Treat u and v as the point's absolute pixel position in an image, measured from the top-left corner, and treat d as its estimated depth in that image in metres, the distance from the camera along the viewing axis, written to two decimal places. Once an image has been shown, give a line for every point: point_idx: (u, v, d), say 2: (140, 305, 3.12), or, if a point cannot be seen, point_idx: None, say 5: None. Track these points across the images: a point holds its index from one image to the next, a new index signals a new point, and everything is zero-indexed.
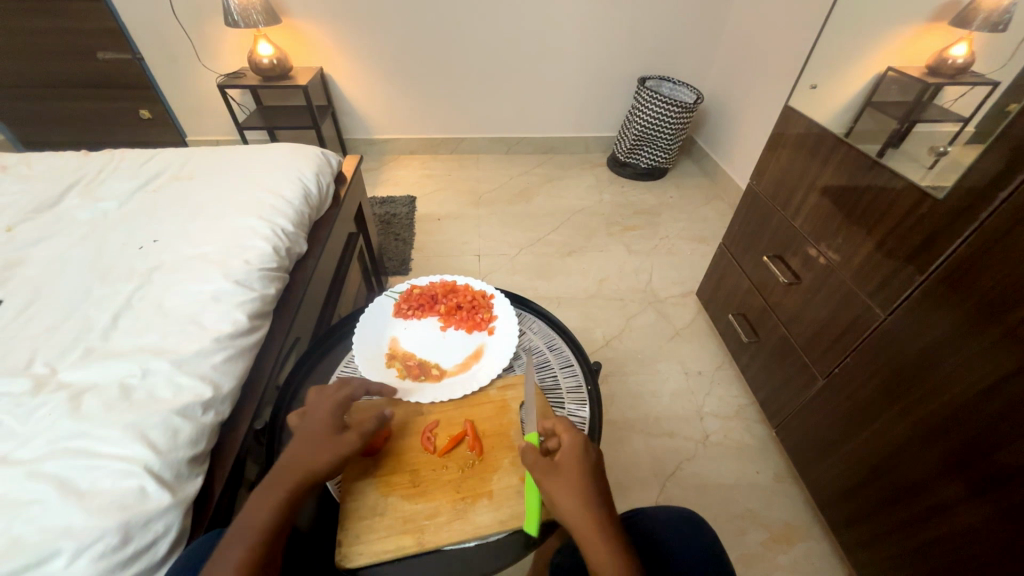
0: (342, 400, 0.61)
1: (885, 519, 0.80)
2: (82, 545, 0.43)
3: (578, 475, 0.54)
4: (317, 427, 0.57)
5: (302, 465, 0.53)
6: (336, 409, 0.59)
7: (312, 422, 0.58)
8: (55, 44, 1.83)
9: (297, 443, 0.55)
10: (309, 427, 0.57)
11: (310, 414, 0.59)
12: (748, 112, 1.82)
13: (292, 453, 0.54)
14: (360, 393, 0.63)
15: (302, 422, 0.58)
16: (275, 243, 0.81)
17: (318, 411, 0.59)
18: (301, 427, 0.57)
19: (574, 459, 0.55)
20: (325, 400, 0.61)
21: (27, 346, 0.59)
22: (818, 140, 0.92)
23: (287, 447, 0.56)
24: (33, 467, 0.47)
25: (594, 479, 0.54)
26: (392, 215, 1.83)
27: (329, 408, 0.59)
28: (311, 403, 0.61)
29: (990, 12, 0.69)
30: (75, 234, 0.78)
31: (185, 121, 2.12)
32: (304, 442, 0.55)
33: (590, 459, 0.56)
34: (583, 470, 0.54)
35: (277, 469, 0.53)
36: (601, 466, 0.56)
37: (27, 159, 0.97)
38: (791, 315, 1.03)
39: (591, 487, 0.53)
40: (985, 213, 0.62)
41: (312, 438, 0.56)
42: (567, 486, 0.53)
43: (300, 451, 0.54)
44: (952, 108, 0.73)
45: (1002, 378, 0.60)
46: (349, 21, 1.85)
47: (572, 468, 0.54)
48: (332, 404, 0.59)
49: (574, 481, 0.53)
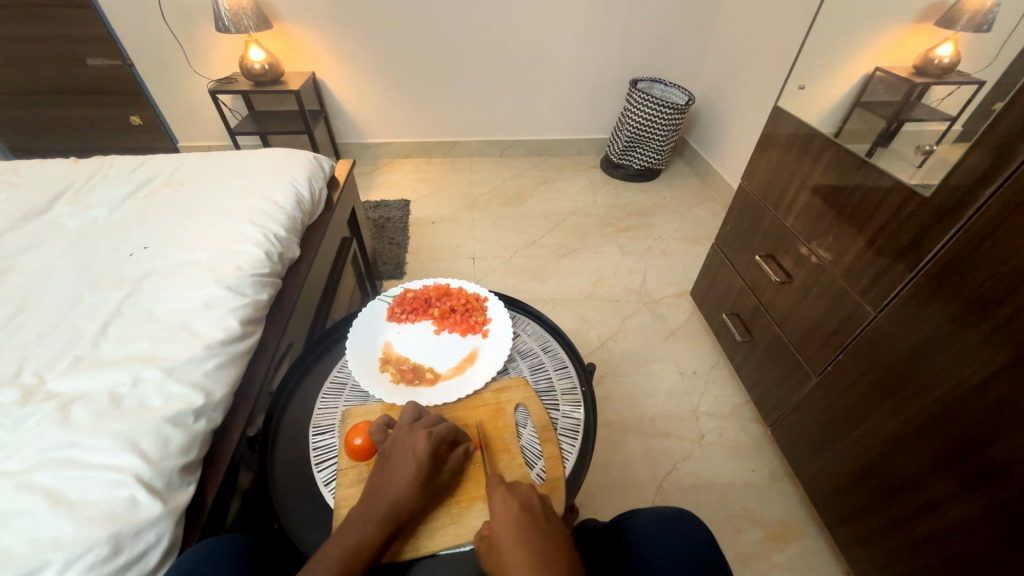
0: (437, 433, 0.59)
1: (879, 515, 0.80)
2: (71, 557, 0.42)
3: (503, 537, 0.50)
4: (409, 461, 0.56)
5: (392, 503, 0.54)
6: (428, 442, 0.58)
7: (404, 456, 0.57)
8: (44, 51, 1.82)
9: (393, 480, 0.55)
10: (400, 462, 0.56)
11: (399, 446, 0.58)
12: (739, 113, 1.84)
13: (388, 490, 0.55)
14: (451, 426, 0.62)
15: (391, 452, 0.58)
16: (267, 248, 0.81)
17: (409, 443, 0.58)
18: (392, 460, 0.57)
19: (499, 522, 0.52)
20: (416, 432, 0.59)
21: (15, 356, 0.58)
22: (807, 140, 0.94)
23: (380, 480, 0.56)
24: (22, 478, 0.46)
25: (523, 530, 0.51)
26: (386, 219, 1.83)
27: (421, 440, 0.58)
28: (399, 432, 0.60)
29: (975, 13, 0.69)
30: (64, 242, 0.77)
31: (176, 127, 2.10)
32: (397, 481, 0.55)
33: (515, 512, 0.52)
34: (507, 528, 0.51)
35: (374, 506, 0.54)
36: (530, 512, 0.53)
37: (16, 167, 0.96)
38: (784, 314, 1.04)
39: (521, 542, 0.50)
40: (972, 210, 0.63)
41: (406, 475, 0.55)
42: (500, 558, 0.50)
43: (397, 488, 0.55)
44: (940, 108, 0.73)
45: (992, 373, 0.60)
46: (341, 25, 1.85)
47: (499, 534, 0.51)
48: (424, 438, 0.58)
49: (503, 547, 0.50)
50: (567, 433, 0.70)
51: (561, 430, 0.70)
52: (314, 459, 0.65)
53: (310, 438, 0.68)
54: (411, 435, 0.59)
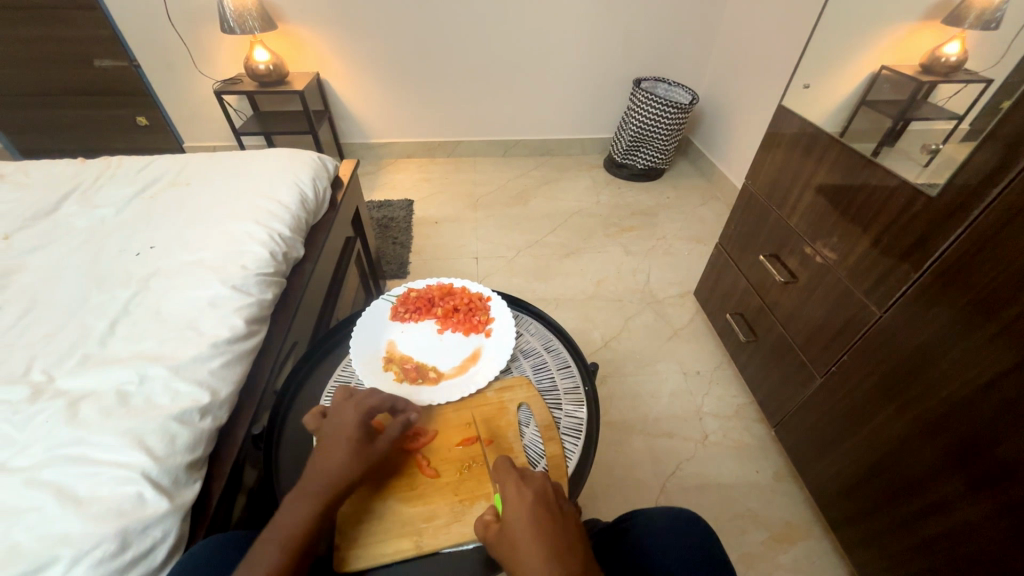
0: (363, 405, 0.61)
1: (885, 517, 0.80)
2: (80, 553, 0.43)
3: (518, 525, 0.51)
4: (341, 435, 0.58)
5: (331, 476, 0.55)
6: (356, 414, 0.60)
7: (337, 430, 0.59)
8: (52, 53, 1.84)
9: (327, 454, 0.56)
10: (335, 437, 0.58)
11: (332, 424, 0.60)
12: (744, 113, 1.83)
13: (323, 465, 0.56)
14: (382, 399, 0.64)
15: (326, 431, 0.60)
16: (272, 247, 0.81)
17: (342, 418, 0.60)
18: (326, 437, 0.59)
19: (513, 511, 0.52)
20: (346, 407, 0.62)
21: (25, 354, 0.59)
22: (812, 139, 0.93)
23: (314, 457, 0.57)
24: (32, 475, 0.47)
25: (539, 519, 0.51)
26: (389, 219, 1.83)
27: (350, 414, 0.60)
28: (331, 412, 0.62)
29: (982, 10, 0.69)
30: (72, 241, 0.78)
31: (182, 127, 2.12)
32: (331, 454, 0.56)
33: (530, 502, 0.52)
34: (521, 516, 0.51)
35: (312, 480, 0.54)
36: (543, 499, 0.53)
37: (25, 167, 0.97)
38: (788, 314, 1.04)
39: (536, 530, 0.50)
40: (979, 210, 0.63)
41: (339, 447, 0.57)
42: (513, 545, 0.50)
43: (332, 461, 0.56)
44: (946, 106, 0.73)
45: (997, 373, 0.60)
46: (345, 26, 1.86)
47: (513, 522, 0.51)
48: (352, 411, 0.61)
49: (518, 534, 0.50)
50: (570, 432, 0.70)
51: (564, 429, 0.70)
52: None
53: (314, 436, 0.68)
54: (342, 412, 0.61)
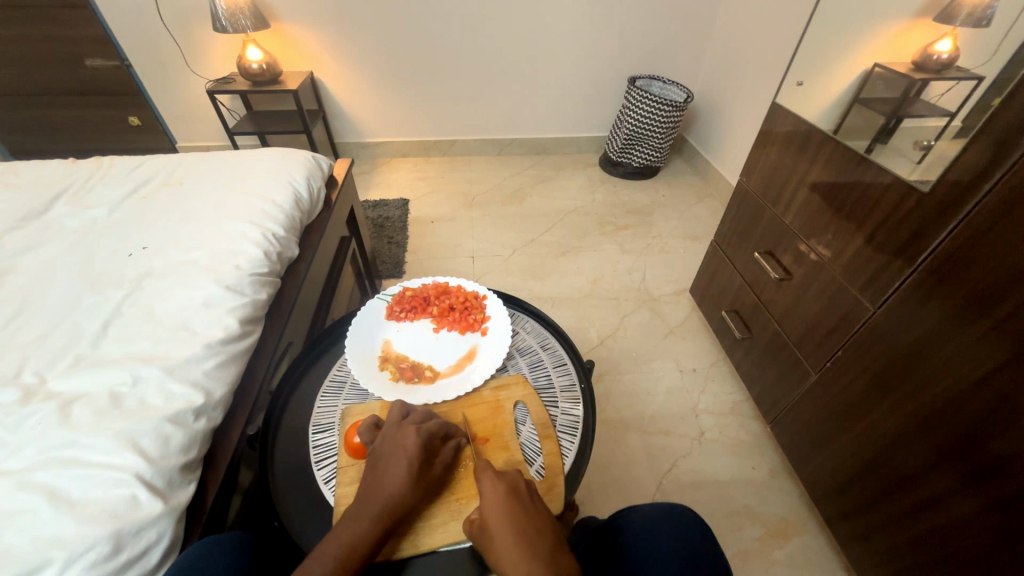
0: (424, 430, 0.59)
1: (879, 511, 0.80)
2: (74, 555, 0.42)
3: (494, 519, 0.52)
4: (400, 459, 0.56)
5: (386, 502, 0.54)
6: (418, 439, 0.58)
7: (394, 453, 0.57)
8: (42, 52, 1.82)
9: (385, 479, 0.56)
10: (392, 460, 0.57)
11: (388, 444, 0.59)
12: (738, 110, 1.84)
13: (382, 489, 0.55)
14: (441, 422, 0.62)
15: (382, 451, 0.58)
16: (266, 248, 0.81)
17: (400, 440, 0.59)
18: (383, 458, 0.57)
19: (489, 504, 0.53)
20: (405, 429, 0.60)
21: (16, 356, 0.58)
22: (806, 136, 0.94)
23: (371, 478, 0.56)
24: (24, 477, 0.46)
25: (513, 511, 0.52)
26: (385, 219, 1.83)
27: (410, 437, 0.58)
28: (388, 429, 0.61)
29: (974, 8, 0.69)
30: (63, 242, 0.77)
31: (175, 127, 2.10)
32: (390, 480, 0.55)
33: (505, 495, 0.54)
34: (497, 510, 0.53)
35: (368, 504, 0.54)
36: (517, 492, 0.55)
37: (15, 168, 0.96)
38: (783, 311, 1.04)
39: (511, 523, 0.51)
40: (971, 206, 0.63)
41: (398, 473, 0.56)
42: (492, 538, 0.51)
43: (391, 486, 0.55)
44: (938, 103, 0.73)
45: (990, 369, 0.60)
46: (339, 25, 1.85)
47: (489, 515, 0.52)
48: (414, 435, 0.58)
49: (495, 528, 0.51)
50: (566, 430, 0.70)
51: (560, 427, 0.70)
52: (314, 458, 0.65)
53: (310, 436, 0.68)
54: (401, 433, 0.59)
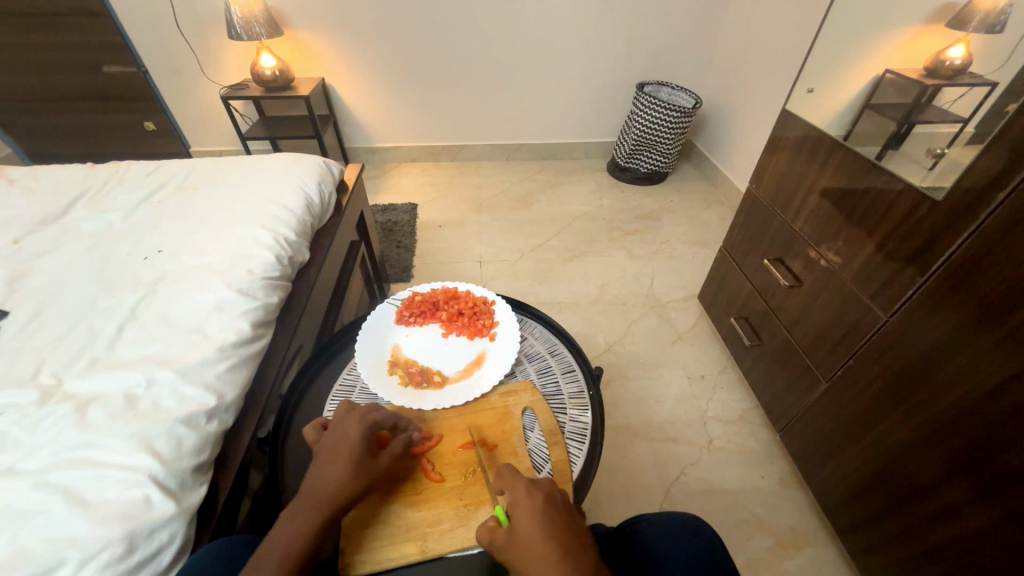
0: (365, 420, 0.61)
1: (892, 523, 0.79)
2: (88, 555, 0.43)
3: (533, 530, 0.50)
4: (342, 449, 0.57)
5: (330, 490, 0.54)
6: (360, 429, 0.59)
7: (338, 444, 0.58)
8: (62, 59, 1.86)
9: (326, 469, 0.56)
10: (335, 450, 0.58)
11: (333, 436, 0.60)
12: (747, 116, 1.83)
13: (324, 479, 0.55)
14: (384, 414, 0.64)
15: (327, 444, 0.59)
16: (277, 252, 0.82)
17: (343, 432, 0.60)
18: (326, 450, 0.58)
19: (526, 515, 0.51)
20: (348, 422, 0.61)
21: (34, 357, 0.60)
22: (816, 143, 0.93)
23: (315, 471, 0.56)
24: (40, 477, 0.47)
25: (551, 522, 0.51)
26: (393, 223, 1.84)
27: (353, 428, 0.60)
28: (333, 424, 0.62)
29: (987, 14, 0.69)
30: (80, 246, 0.79)
31: (189, 132, 2.14)
32: (332, 469, 0.56)
33: (542, 506, 0.52)
34: (535, 520, 0.51)
35: (312, 495, 0.54)
36: (555, 505, 0.53)
37: (35, 172, 0.98)
38: (793, 318, 1.03)
39: (551, 534, 0.50)
40: (984, 214, 0.62)
41: (341, 462, 0.56)
42: (527, 550, 0.49)
43: (334, 475, 0.55)
44: (951, 110, 0.73)
45: (1004, 379, 0.60)
46: (351, 32, 1.87)
47: (526, 527, 0.50)
48: (356, 425, 0.60)
49: (530, 541, 0.49)
50: (574, 437, 0.70)
51: (568, 433, 0.70)
52: None
53: None
54: (344, 425, 0.61)
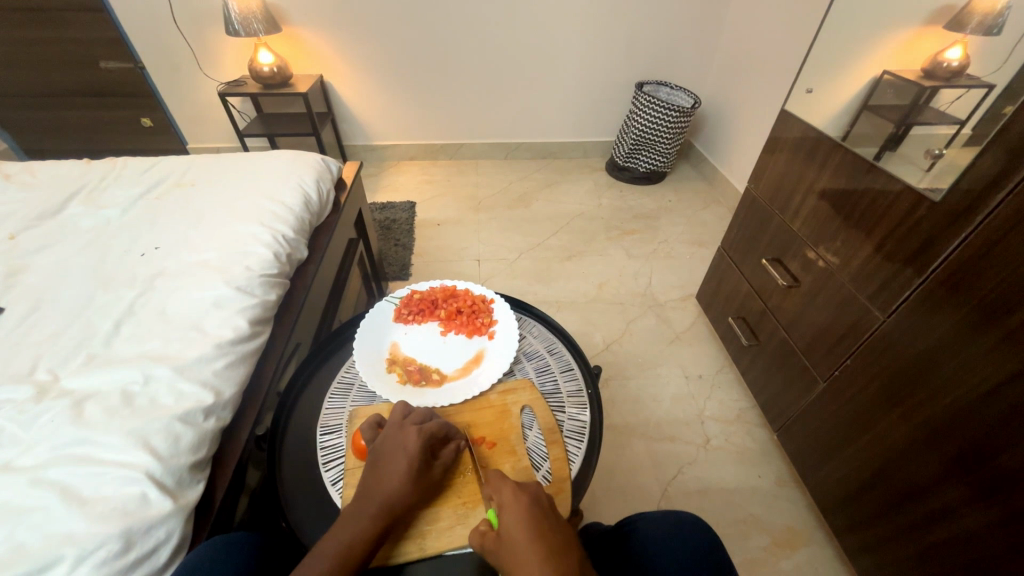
0: (425, 429, 0.60)
1: (888, 522, 0.80)
2: (84, 552, 0.43)
3: (518, 533, 0.50)
4: (399, 458, 0.57)
5: (385, 498, 0.55)
6: (420, 439, 0.59)
7: (395, 452, 0.58)
8: (58, 54, 1.85)
9: (384, 478, 0.56)
10: (392, 458, 0.58)
11: (389, 443, 0.59)
12: (745, 117, 1.84)
13: (381, 488, 0.55)
14: (443, 423, 0.63)
15: (382, 449, 0.59)
16: (276, 249, 0.81)
17: (400, 439, 0.59)
18: (383, 457, 0.58)
19: (513, 518, 0.52)
20: (406, 429, 0.61)
21: (30, 354, 0.59)
22: (815, 144, 0.93)
23: (372, 477, 0.57)
24: (36, 474, 0.47)
25: (536, 525, 0.51)
26: (391, 221, 1.84)
27: (411, 437, 0.59)
28: (390, 429, 0.62)
29: (985, 16, 0.69)
30: (76, 242, 0.78)
31: (186, 129, 2.13)
32: (390, 478, 0.56)
33: (528, 508, 0.52)
34: (519, 524, 0.51)
35: (367, 502, 0.54)
36: (539, 505, 0.53)
37: (30, 168, 0.97)
38: (791, 318, 1.04)
39: (535, 536, 0.50)
40: (982, 216, 0.63)
41: (397, 472, 0.56)
42: (513, 553, 0.49)
43: (390, 485, 0.55)
44: (948, 111, 0.73)
45: (1000, 380, 0.60)
46: (349, 29, 1.87)
47: (511, 530, 0.51)
48: (415, 435, 0.59)
49: (516, 544, 0.50)
50: (573, 435, 0.70)
51: (567, 432, 0.70)
52: (322, 458, 0.66)
53: (318, 438, 0.68)
54: (401, 433, 0.60)
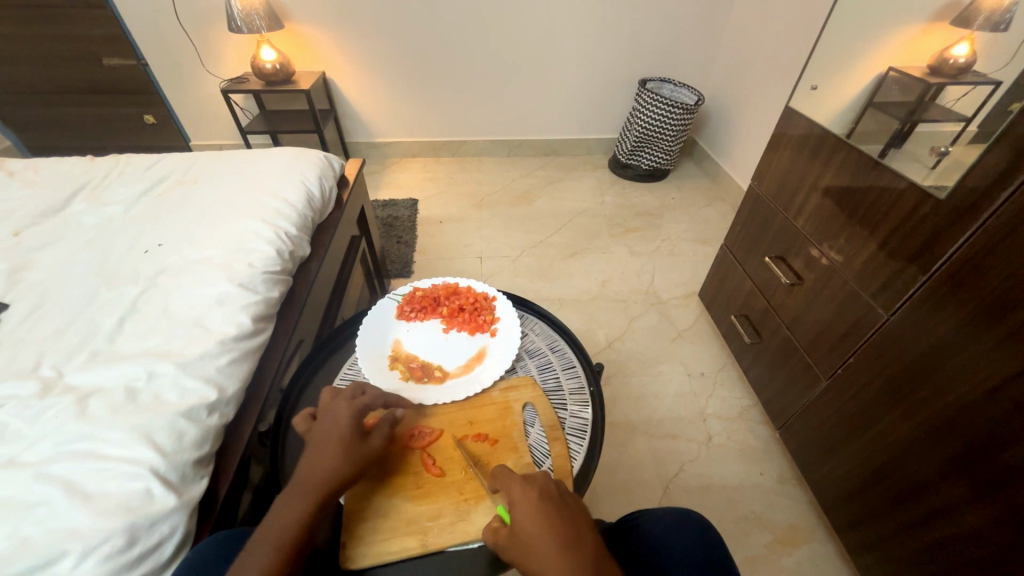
0: (354, 404, 0.62)
1: (889, 520, 0.79)
2: (89, 547, 0.43)
3: (530, 527, 0.50)
4: (332, 435, 0.58)
5: (322, 474, 0.55)
6: (350, 413, 0.60)
7: (328, 429, 0.59)
8: (62, 51, 1.85)
9: (318, 454, 0.56)
10: (324, 435, 0.58)
11: (323, 421, 0.60)
12: (749, 114, 1.83)
13: (317, 465, 0.55)
14: (373, 398, 0.65)
15: (317, 428, 0.60)
16: (278, 246, 0.81)
17: (332, 417, 0.60)
18: (318, 435, 0.59)
19: (523, 513, 0.51)
20: (337, 406, 0.62)
21: (34, 350, 0.59)
22: (819, 141, 0.93)
23: (308, 454, 0.57)
24: (42, 469, 0.47)
25: (546, 517, 0.51)
26: (394, 218, 1.84)
27: (340, 413, 0.60)
28: (322, 410, 0.62)
29: (992, 12, 0.68)
30: (80, 239, 0.78)
31: (189, 126, 2.13)
32: (324, 454, 0.56)
33: (537, 502, 0.52)
34: (533, 516, 0.51)
35: (304, 478, 0.54)
36: (549, 499, 0.53)
37: (34, 164, 0.98)
38: (794, 316, 1.03)
39: (550, 527, 0.50)
40: (988, 213, 0.62)
41: (329, 447, 0.57)
42: (527, 547, 0.49)
43: (325, 460, 0.56)
44: (955, 108, 0.72)
45: (1004, 379, 0.60)
46: (352, 26, 1.86)
47: (525, 524, 0.51)
48: (345, 410, 0.61)
49: (529, 539, 0.49)
50: (575, 433, 0.70)
51: (569, 429, 0.70)
52: None
53: None
54: (332, 410, 0.62)
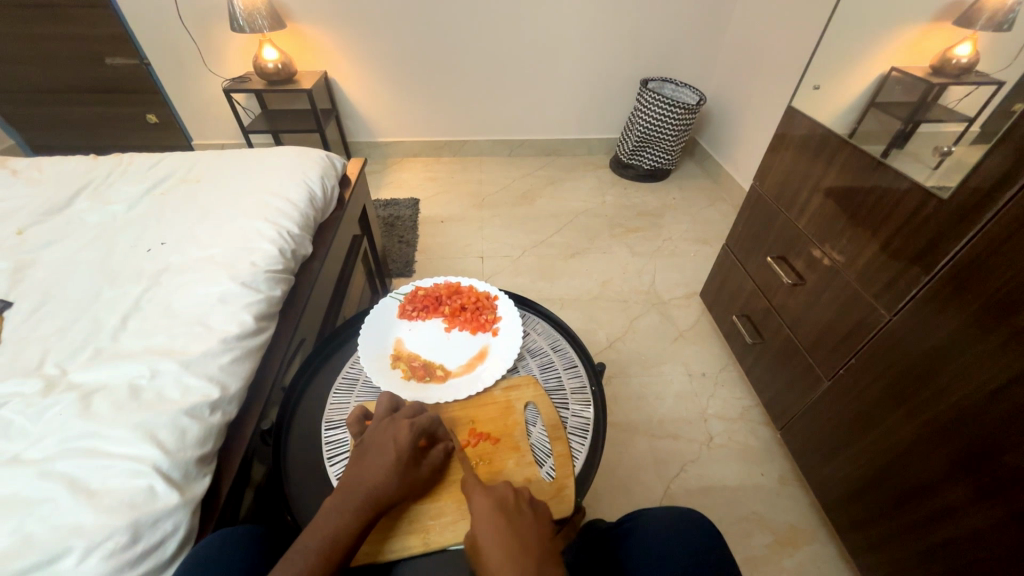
0: (419, 426, 0.60)
1: (892, 521, 0.79)
2: (92, 544, 0.43)
3: (478, 534, 0.51)
4: (389, 451, 0.57)
5: (368, 491, 0.54)
6: (412, 432, 0.59)
7: (384, 445, 0.57)
8: (65, 50, 1.86)
9: (369, 469, 0.55)
10: (380, 450, 0.57)
11: (378, 433, 0.59)
12: (751, 114, 1.83)
13: (365, 480, 0.55)
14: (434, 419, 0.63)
15: (372, 440, 0.58)
16: (280, 245, 0.82)
17: (391, 432, 0.59)
18: (372, 448, 0.57)
19: (475, 518, 0.52)
20: (398, 422, 0.60)
21: (38, 348, 0.60)
22: (822, 141, 0.92)
23: (358, 467, 0.56)
24: (45, 466, 0.47)
25: (495, 525, 0.51)
26: (395, 218, 1.84)
27: (402, 431, 0.59)
28: (378, 423, 0.61)
29: (994, 12, 0.68)
30: (83, 237, 0.78)
31: (191, 125, 2.14)
32: (376, 469, 0.55)
33: (488, 508, 0.53)
34: (483, 522, 0.51)
35: (350, 493, 0.53)
36: (503, 508, 0.53)
37: (38, 163, 0.98)
38: (796, 316, 1.03)
39: (494, 533, 0.50)
40: (992, 213, 0.62)
41: (384, 463, 0.56)
42: (476, 550, 0.50)
43: (375, 476, 0.55)
44: (957, 109, 0.72)
45: (1006, 381, 0.60)
46: (353, 26, 1.86)
47: (475, 529, 0.51)
48: (406, 428, 0.59)
49: (476, 542, 0.50)
50: (576, 432, 0.70)
51: (570, 429, 0.70)
52: (326, 453, 0.66)
53: (322, 433, 0.68)
54: (392, 427, 0.60)
